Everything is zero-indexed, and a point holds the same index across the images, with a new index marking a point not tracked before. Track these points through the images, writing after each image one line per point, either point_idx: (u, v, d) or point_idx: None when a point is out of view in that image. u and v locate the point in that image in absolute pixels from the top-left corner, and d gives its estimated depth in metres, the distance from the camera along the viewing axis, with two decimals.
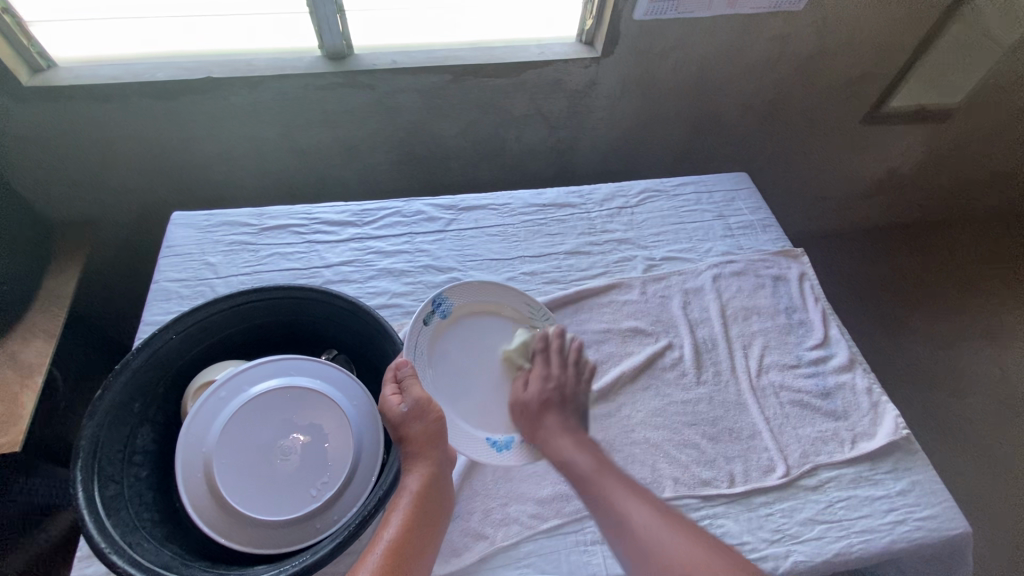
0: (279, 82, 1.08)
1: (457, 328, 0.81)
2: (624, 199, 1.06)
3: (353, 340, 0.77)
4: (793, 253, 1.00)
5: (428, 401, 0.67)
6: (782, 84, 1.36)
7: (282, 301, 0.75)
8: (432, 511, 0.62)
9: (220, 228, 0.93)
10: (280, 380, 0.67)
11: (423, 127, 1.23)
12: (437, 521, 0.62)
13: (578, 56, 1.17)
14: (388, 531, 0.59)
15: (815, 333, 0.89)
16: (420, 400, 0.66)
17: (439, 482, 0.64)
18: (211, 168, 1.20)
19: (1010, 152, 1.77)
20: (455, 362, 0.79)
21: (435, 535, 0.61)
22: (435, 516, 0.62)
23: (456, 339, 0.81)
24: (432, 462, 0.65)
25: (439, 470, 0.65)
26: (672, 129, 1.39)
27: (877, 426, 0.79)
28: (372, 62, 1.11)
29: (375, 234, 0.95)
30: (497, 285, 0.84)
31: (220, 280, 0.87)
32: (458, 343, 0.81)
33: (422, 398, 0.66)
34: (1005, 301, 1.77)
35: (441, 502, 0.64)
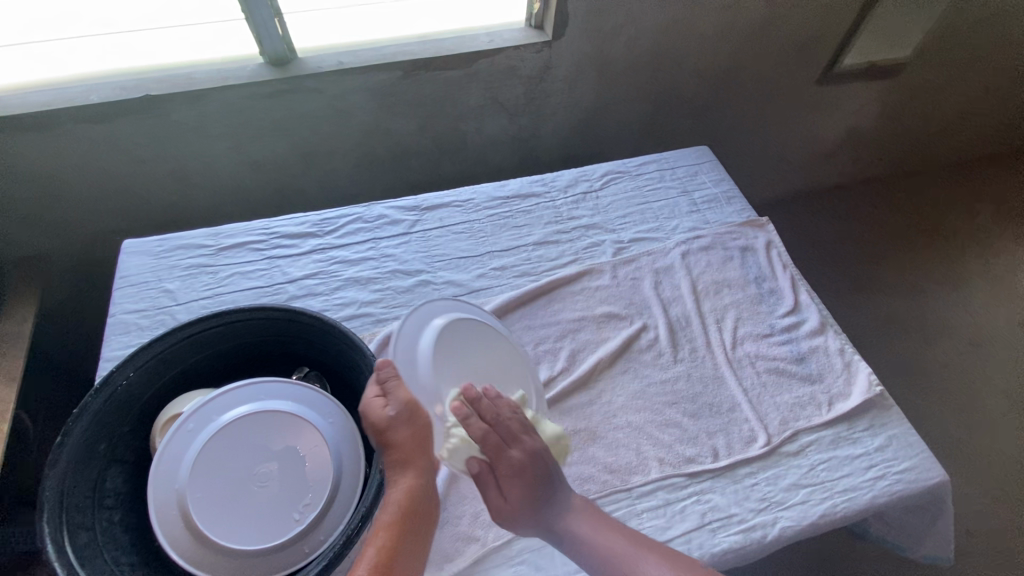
0: (221, 94, 1.04)
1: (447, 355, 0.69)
2: (588, 183, 1.05)
3: (324, 357, 0.75)
4: (758, 222, 1.00)
5: (416, 405, 0.63)
6: (737, 52, 1.36)
7: (246, 323, 0.72)
8: (415, 523, 0.61)
9: (175, 252, 0.90)
10: (250, 406, 0.66)
11: (378, 127, 1.21)
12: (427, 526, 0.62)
13: (529, 41, 1.15)
14: (373, 548, 0.57)
15: (786, 300, 0.90)
16: (410, 407, 0.62)
17: (421, 496, 0.62)
18: (162, 190, 1.16)
19: (959, 101, 1.81)
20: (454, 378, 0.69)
21: (419, 545, 0.60)
22: (420, 522, 0.61)
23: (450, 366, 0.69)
24: (417, 471, 0.63)
25: (424, 478, 0.63)
26: (632, 107, 1.38)
27: (852, 385, 0.81)
28: (318, 65, 1.07)
29: (338, 242, 0.93)
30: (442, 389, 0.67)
31: (180, 306, 0.84)
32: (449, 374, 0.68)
33: (409, 402, 0.62)
34: (965, 248, 1.84)
35: (427, 509, 0.63)
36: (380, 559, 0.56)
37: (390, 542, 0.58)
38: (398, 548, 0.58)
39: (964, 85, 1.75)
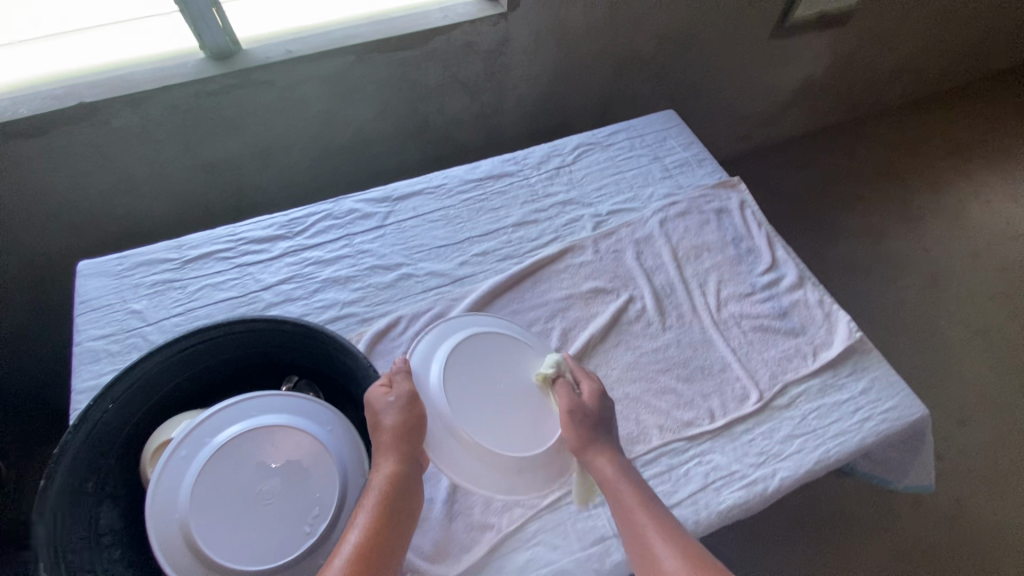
0: (164, 95, 0.97)
1: (467, 351, 0.72)
2: (560, 158, 1.04)
3: (311, 363, 0.72)
4: (730, 182, 1.00)
5: (415, 395, 0.65)
6: (693, 11, 1.34)
7: (226, 339, 0.69)
8: (399, 512, 0.60)
9: (137, 270, 0.85)
10: (244, 424, 0.63)
11: (337, 116, 1.16)
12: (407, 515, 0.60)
13: (484, 13, 1.11)
14: (354, 534, 0.56)
15: (764, 258, 0.91)
16: (410, 393, 0.65)
17: (405, 484, 0.61)
18: (112, 202, 1.09)
19: (904, 43, 1.86)
20: (467, 376, 0.70)
21: (400, 536, 0.59)
22: (403, 512, 0.60)
23: (465, 364, 0.71)
24: (402, 459, 0.62)
25: (408, 467, 0.62)
26: (594, 74, 1.36)
27: (833, 334, 0.84)
28: (265, 55, 1.01)
29: (309, 243, 0.89)
30: (457, 388, 0.69)
31: (151, 327, 0.79)
32: (464, 373, 0.71)
33: (411, 391, 0.65)
34: (918, 187, 1.91)
35: (411, 500, 0.61)
36: (360, 543, 0.55)
37: (371, 530, 0.56)
38: (379, 538, 0.56)
39: (908, 27, 1.80)
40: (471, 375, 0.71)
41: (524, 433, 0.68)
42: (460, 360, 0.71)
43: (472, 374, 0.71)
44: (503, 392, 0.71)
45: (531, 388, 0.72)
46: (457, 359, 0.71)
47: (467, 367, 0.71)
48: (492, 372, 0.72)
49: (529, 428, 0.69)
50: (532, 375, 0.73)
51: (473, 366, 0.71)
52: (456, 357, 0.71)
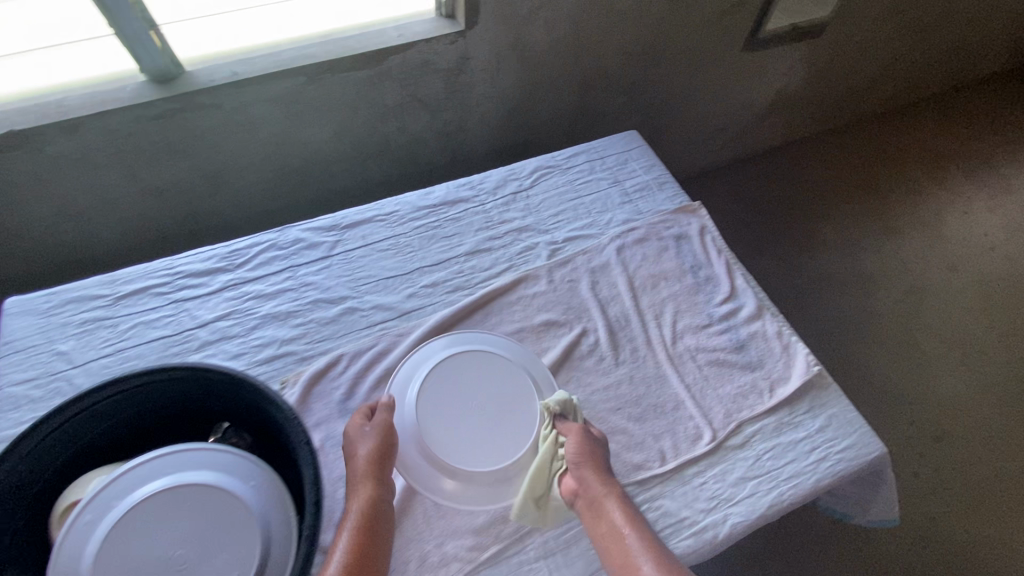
0: (102, 121, 0.93)
1: (469, 361, 0.76)
2: (517, 182, 1.01)
3: (240, 411, 0.68)
4: (691, 207, 0.98)
5: (389, 424, 0.67)
6: (661, 25, 1.31)
7: (148, 388, 0.65)
8: (375, 546, 0.58)
9: (67, 307, 0.81)
10: (156, 484, 0.60)
11: (290, 137, 1.12)
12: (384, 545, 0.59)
13: (441, 32, 1.07)
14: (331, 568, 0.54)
15: (723, 287, 0.89)
16: (382, 422, 0.67)
17: (381, 515, 0.61)
18: (54, 229, 1.05)
19: (880, 54, 1.84)
20: (461, 388, 0.73)
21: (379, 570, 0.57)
22: (379, 545, 0.59)
23: (462, 374, 0.74)
24: (376, 489, 0.62)
25: (382, 499, 0.62)
26: (561, 90, 1.33)
27: (791, 368, 0.81)
28: (209, 78, 0.97)
29: (250, 276, 0.86)
30: (450, 397, 0.72)
31: (78, 369, 0.76)
32: (462, 384, 0.74)
33: (384, 420, 0.67)
34: (895, 198, 1.90)
35: (385, 532, 0.60)
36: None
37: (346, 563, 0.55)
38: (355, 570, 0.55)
39: (883, 38, 1.78)
40: (467, 386, 0.74)
41: (498, 454, 0.70)
42: (459, 370, 0.75)
43: (466, 385, 0.74)
44: (490, 410, 0.72)
45: (520, 407, 0.73)
46: (459, 367, 0.75)
47: (466, 378, 0.74)
48: (487, 387, 0.74)
49: (506, 450, 0.70)
50: (526, 394, 0.74)
51: (471, 377, 0.74)
52: (456, 366, 0.75)
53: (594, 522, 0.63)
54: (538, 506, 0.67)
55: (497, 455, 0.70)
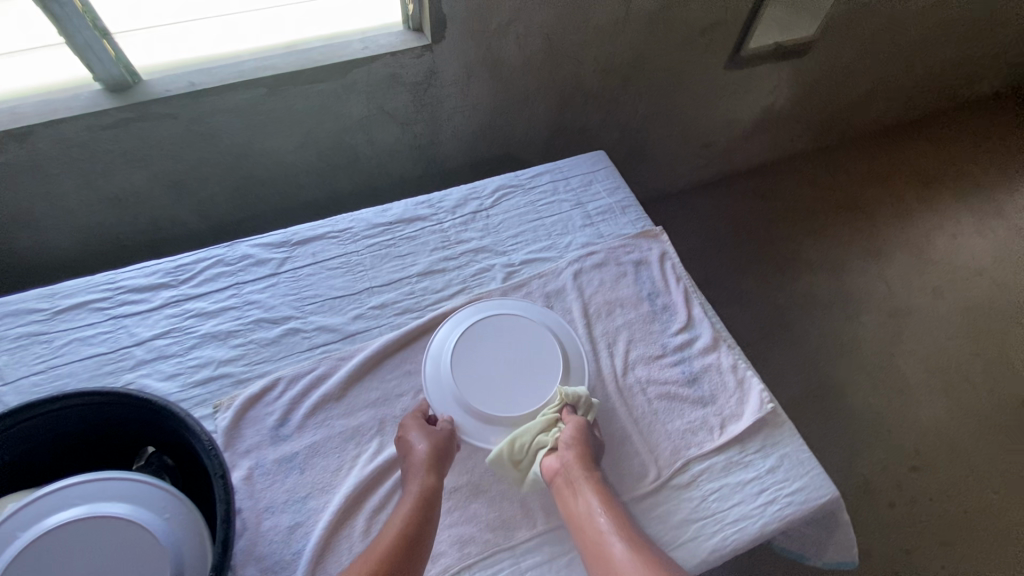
0: (53, 129, 0.91)
1: (492, 325, 0.80)
2: (478, 201, 0.98)
3: (162, 438, 0.67)
4: (653, 232, 0.95)
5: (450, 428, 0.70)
6: (639, 43, 1.29)
7: (69, 412, 0.63)
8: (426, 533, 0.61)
9: (2, 321, 0.79)
10: (63, 515, 0.57)
11: (253, 148, 1.10)
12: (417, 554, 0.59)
13: (407, 46, 1.05)
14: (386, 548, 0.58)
15: (679, 316, 0.86)
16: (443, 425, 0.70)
17: (433, 507, 0.64)
18: (7, 236, 1.03)
19: (868, 74, 1.82)
20: (481, 348, 0.78)
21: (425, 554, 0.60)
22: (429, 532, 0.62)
23: (484, 335, 0.79)
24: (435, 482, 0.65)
25: (435, 492, 0.65)
26: (536, 106, 1.31)
27: (744, 405, 0.78)
28: (165, 88, 0.95)
29: (194, 292, 0.84)
30: (470, 356, 0.77)
31: (6, 386, 0.74)
32: (483, 344, 0.78)
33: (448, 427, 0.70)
34: (883, 219, 1.87)
35: (435, 522, 0.63)
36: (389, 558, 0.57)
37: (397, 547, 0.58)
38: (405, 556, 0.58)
39: (872, 58, 1.76)
40: (488, 346, 0.78)
41: (510, 408, 0.73)
42: (483, 332, 0.79)
43: (488, 345, 0.78)
44: (508, 369, 0.76)
45: (536, 368, 0.76)
46: (482, 329, 0.80)
47: (489, 338, 0.79)
48: (507, 348, 0.78)
49: (518, 407, 0.73)
50: (543, 355, 0.77)
51: (492, 338, 0.79)
52: (481, 328, 0.80)
53: (571, 500, 0.65)
54: (516, 466, 0.70)
55: (510, 408, 0.73)
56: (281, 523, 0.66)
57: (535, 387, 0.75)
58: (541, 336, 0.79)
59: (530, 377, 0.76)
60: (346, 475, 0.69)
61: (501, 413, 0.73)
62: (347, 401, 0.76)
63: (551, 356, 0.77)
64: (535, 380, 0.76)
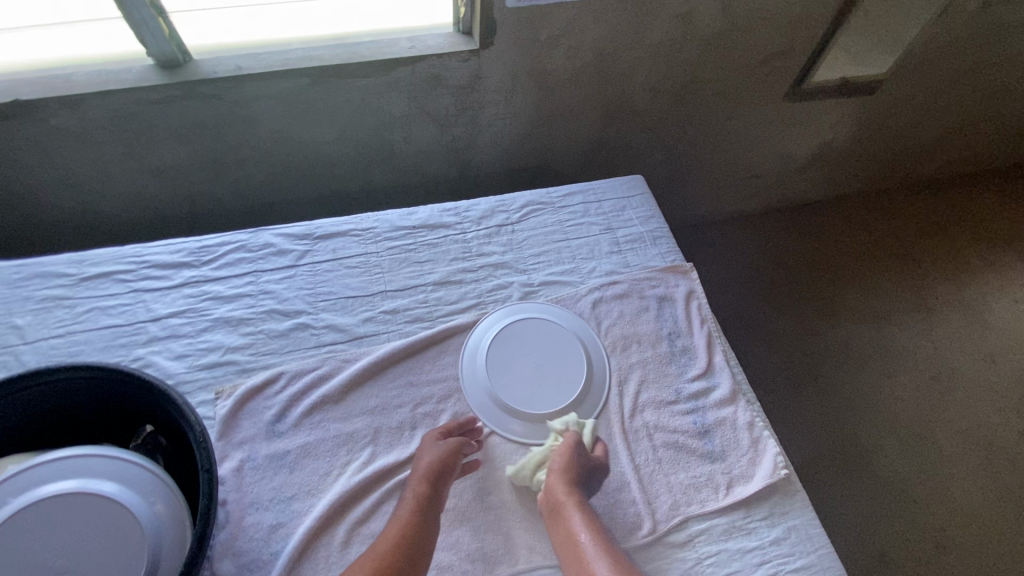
0: (103, 100, 0.94)
1: (527, 325, 0.84)
2: (505, 214, 0.96)
3: (159, 419, 0.67)
4: (683, 268, 0.91)
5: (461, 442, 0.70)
6: (696, 66, 1.24)
7: (70, 384, 0.64)
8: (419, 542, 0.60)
9: (32, 281, 0.82)
10: (52, 486, 0.59)
11: (291, 135, 1.11)
12: (418, 563, 0.58)
13: (454, 49, 1.04)
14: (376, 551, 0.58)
15: (699, 362, 0.81)
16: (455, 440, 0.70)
17: (429, 518, 0.62)
18: (52, 196, 1.07)
19: (941, 119, 1.71)
20: (514, 344, 0.82)
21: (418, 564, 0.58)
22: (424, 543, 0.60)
23: (518, 334, 0.83)
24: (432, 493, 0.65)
25: (434, 504, 0.64)
26: (580, 120, 1.28)
27: (756, 467, 0.73)
28: (212, 70, 0.97)
29: (214, 275, 0.85)
30: (503, 351, 0.81)
31: (26, 346, 0.76)
32: (516, 341, 0.82)
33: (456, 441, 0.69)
34: (938, 274, 1.75)
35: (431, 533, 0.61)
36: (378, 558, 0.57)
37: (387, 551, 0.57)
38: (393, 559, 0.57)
39: (947, 103, 1.64)
40: (521, 344, 0.82)
41: (537, 402, 0.77)
42: (518, 331, 0.83)
43: (520, 344, 0.82)
44: (539, 366, 0.80)
45: (566, 367, 0.80)
46: (517, 328, 0.83)
47: (522, 337, 0.82)
48: (539, 347, 0.81)
49: (545, 403, 0.77)
50: (574, 356, 0.81)
51: (525, 337, 0.82)
52: (516, 327, 0.83)
53: (559, 523, 0.64)
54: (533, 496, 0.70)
55: (537, 403, 0.77)
56: (263, 521, 0.66)
57: (562, 384, 0.78)
58: (572, 340, 0.82)
59: (558, 375, 0.79)
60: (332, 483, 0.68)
61: (528, 406, 0.76)
62: (346, 405, 0.75)
63: (581, 358, 0.80)
64: (564, 378, 0.79)
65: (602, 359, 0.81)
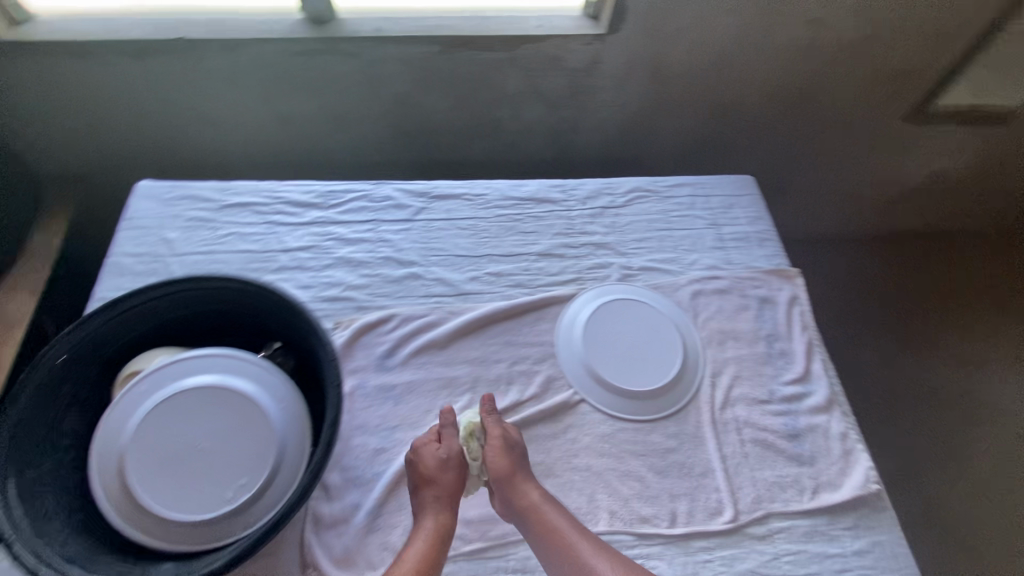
0: (257, 47, 1.03)
1: (626, 304, 0.85)
2: (611, 198, 0.98)
3: (290, 337, 0.74)
4: (787, 273, 0.90)
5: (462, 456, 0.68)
6: (817, 75, 1.23)
7: (221, 292, 0.72)
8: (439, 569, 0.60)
9: (183, 202, 0.91)
10: (204, 377, 0.66)
11: (410, 100, 1.16)
12: None
13: (580, 32, 1.07)
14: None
15: (796, 366, 0.81)
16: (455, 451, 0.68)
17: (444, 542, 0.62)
18: (189, 131, 1.17)
19: None
20: (612, 320, 0.83)
21: None
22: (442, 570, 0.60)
23: (617, 310, 0.84)
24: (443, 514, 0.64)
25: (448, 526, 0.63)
26: (686, 117, 1.27)
27: (845, 477, 0.73)
28: (354, 29, 1.04)
29: (338, 219, 0.91)
30: (602, 325, 0.82)
31: (175, 258, 0.85)
32: (615, 317, 0.83)
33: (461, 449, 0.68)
34: None
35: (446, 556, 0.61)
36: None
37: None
38: None
39: None
40: (619, 320, 0.83)
41: (631, 378, 0.78)
42: (617, 308, 0.84)
43: (618, 320, 0.83)
44: (635, 345, 0.81)
45: (661, 350, 0.81)
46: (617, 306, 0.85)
47: (620, 314, 0.84)
48: (636, 327, 0.82)
49: (638, 380, 0.78)
50: (670, 341, 0.82)
51: (624, 315, 0.84)
52: (616, 304, 0.85)
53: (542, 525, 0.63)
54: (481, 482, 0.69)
55: (630, 379, 0.78)
56: (369, 444, 0.71)
57: (657, 365, 0.79)
58: (670, 327, 0.83)
59: (653, 356, 0.80)
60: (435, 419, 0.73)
61: (621, 380, 0.77)
62: (449, 353, 0.79)
63: (676, 344, 0.81)
64: (659, 360, 0.80)
65: (696, 349, 0.82)
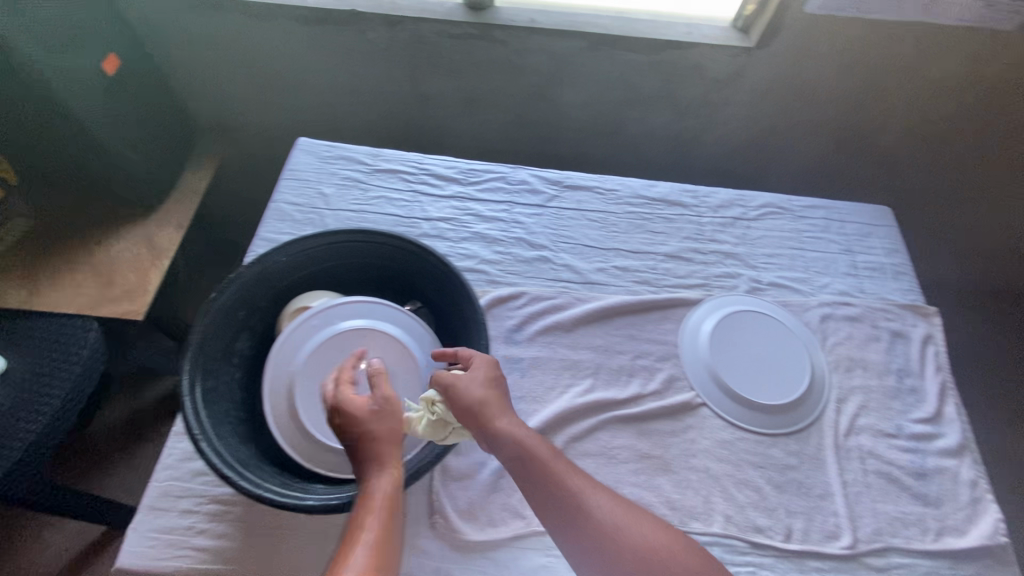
0: (417, 25, 1.09)
1: (754, 315, 0.85)
2: (742, 210, 0.98)
3: (434, 299, 0.79)
4: (923, 310, 0.88)
5: (393, 401, 0.60)
6: (961, 112, 1.22)
7: (382, 248, 0.77)
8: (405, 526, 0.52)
9: (338, 161, 0.98)
10: (366, 322, 0.71)
11: (545, 93, 1.20)
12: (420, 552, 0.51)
13: (728, 42, 1.07)
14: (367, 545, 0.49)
15: (926, 406, 0.79)
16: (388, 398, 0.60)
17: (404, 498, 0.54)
18: (333, 97, 1.25)
19: None
20: (739, 329, 0.83)
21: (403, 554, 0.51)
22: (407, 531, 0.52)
23: (745, 320, 0.84)
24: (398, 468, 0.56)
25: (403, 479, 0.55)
26: (815, 140, 1.26)
27: (973, 525, 0.71)
28: (510, 18, 1.08)
29: (477, 196, 0.96)
30: (729, 332, 0.83)
31: (329, 211, 0.91)
32: (742, 326, 0.84)
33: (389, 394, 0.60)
34: None
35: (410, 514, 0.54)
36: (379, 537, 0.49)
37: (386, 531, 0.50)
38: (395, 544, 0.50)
39: None
40: (746, 330, 0.83)
41: (755, 389, 0.78)
42: (744, 318, 0.84)
43: (745, 330, 0.83)
44: (761, 357, 0.81)
45: (787, 367, 0.80)
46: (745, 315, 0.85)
47: (748, 325, 0.84)
48: (763, 339, 0.82)
49: (763, 393, 0.78)
50: (796, 360, 0.81)
51: (751, 326, 0.84)
52: (744, 313, 0.85)
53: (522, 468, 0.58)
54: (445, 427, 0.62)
55: (755, 391, 0.78)
56: None
57: (781, 381, 0.79)
58: (797, 345, 0.82)
59: (779, 372, 0.80)
60: (560, 395, 0.76)
61: (746, 391, 0.78)
62: (574, 337, 0.82)
63: (803, 364, 0.81)
64: (784, 377, 0.79)
65: (822, 374, 0.81)
